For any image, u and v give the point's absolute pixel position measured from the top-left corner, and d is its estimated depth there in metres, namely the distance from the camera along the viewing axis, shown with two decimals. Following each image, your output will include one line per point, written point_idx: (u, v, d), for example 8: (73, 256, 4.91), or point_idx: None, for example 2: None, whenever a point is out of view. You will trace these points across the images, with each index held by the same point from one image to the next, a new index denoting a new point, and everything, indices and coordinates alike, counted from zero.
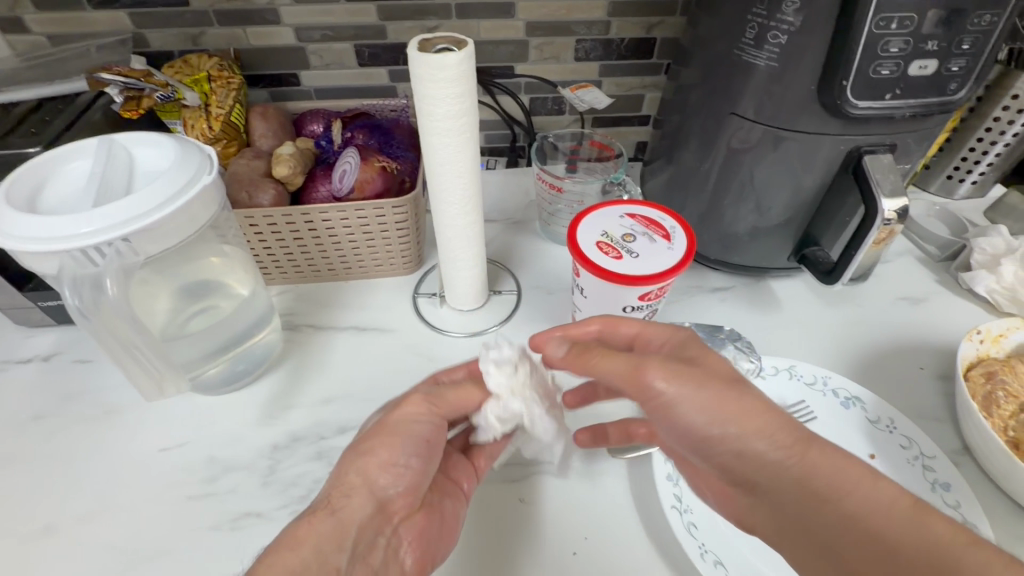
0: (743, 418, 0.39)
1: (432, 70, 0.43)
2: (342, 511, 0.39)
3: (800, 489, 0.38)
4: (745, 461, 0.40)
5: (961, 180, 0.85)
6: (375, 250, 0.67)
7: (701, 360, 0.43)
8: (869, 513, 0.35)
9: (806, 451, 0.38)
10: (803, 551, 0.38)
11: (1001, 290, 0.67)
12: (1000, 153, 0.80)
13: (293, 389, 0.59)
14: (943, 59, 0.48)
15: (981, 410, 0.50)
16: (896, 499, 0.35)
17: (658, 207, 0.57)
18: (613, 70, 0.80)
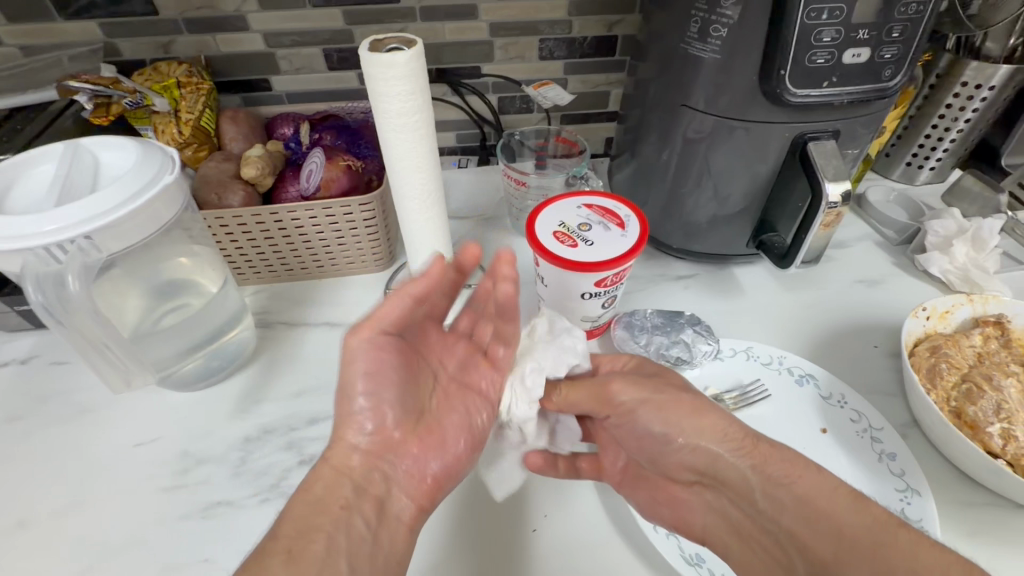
0: (699, 417, 0.47)
1: (383, 70, 0.46)
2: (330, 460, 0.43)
3: (755, 477, 0.43)
4: (697, 456, 0.46)
5: (920, 167, 0.88)
6: (346, 248, 0.69)
7: (662, 376, 0.51)
8: (813, 496, 0.40)
9: (754, 446, 0.44)
10: (759, 539, 0.43)
11: (954, 271, 0.69)
12: (954, 139, 0.83)
13: (266, 384, 0.60)
14: (875, 47, 0.50)
15: (924, 382, 0.52)
16: (837, 486, 0.40)
17: (615, 197, 0.59)
18: (578, 68, 0.82)
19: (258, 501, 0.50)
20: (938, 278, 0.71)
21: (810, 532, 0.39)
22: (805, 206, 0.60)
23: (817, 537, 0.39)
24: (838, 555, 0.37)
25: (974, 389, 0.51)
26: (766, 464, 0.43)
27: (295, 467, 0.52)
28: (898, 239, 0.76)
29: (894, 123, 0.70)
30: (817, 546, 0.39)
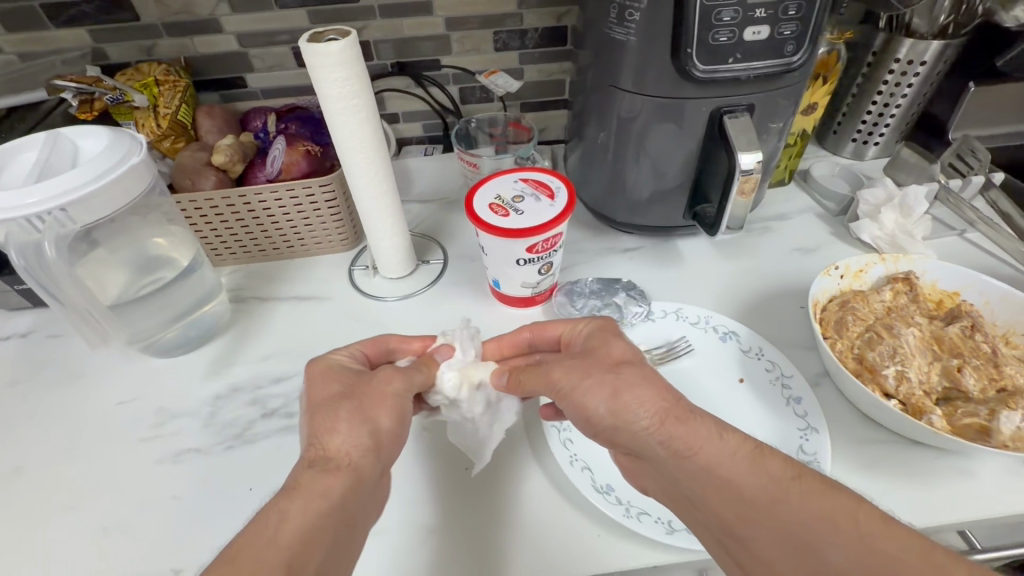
0: (614, 393, 0.45)
1: (320, 58, 0.51)
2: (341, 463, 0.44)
3: (666, 450, 0.43)
4: (620, 433, 0.45)
5: (866, 142, 0.91)
6: (313, 229, 0.75)
7: (593, 352, 0.50)
8: (722, 467, 0.41)
9: (665, 420, 0.43)
10: (686, 508, 0.44)
11: (883, 237, 0.73)
12: (894, 114, 0.86)
13: (237, 350, 0.66)
14: (773, 24, 0.55)
15: (824, 333, 0.57)
16: (740, 447, 0.41)
17: (549, 172, 0.64)
18: (532, 58, 0.87)
19: (224, 448, 0.56)
20: (869, 245, 0.74)
21: (718, 498, 0.40)
22: (727, 175, 0.64)
23: (722, 502, 0.40)
24: (740, 517, 0.39)
25: (875, 337, 0.55)
26: (674, 438, 0.42)
27: (258, 419, 0.58)
28: (837, 210, 0.80)
29: (820, 97, 0.75)
30: (724, 508, 0.40)
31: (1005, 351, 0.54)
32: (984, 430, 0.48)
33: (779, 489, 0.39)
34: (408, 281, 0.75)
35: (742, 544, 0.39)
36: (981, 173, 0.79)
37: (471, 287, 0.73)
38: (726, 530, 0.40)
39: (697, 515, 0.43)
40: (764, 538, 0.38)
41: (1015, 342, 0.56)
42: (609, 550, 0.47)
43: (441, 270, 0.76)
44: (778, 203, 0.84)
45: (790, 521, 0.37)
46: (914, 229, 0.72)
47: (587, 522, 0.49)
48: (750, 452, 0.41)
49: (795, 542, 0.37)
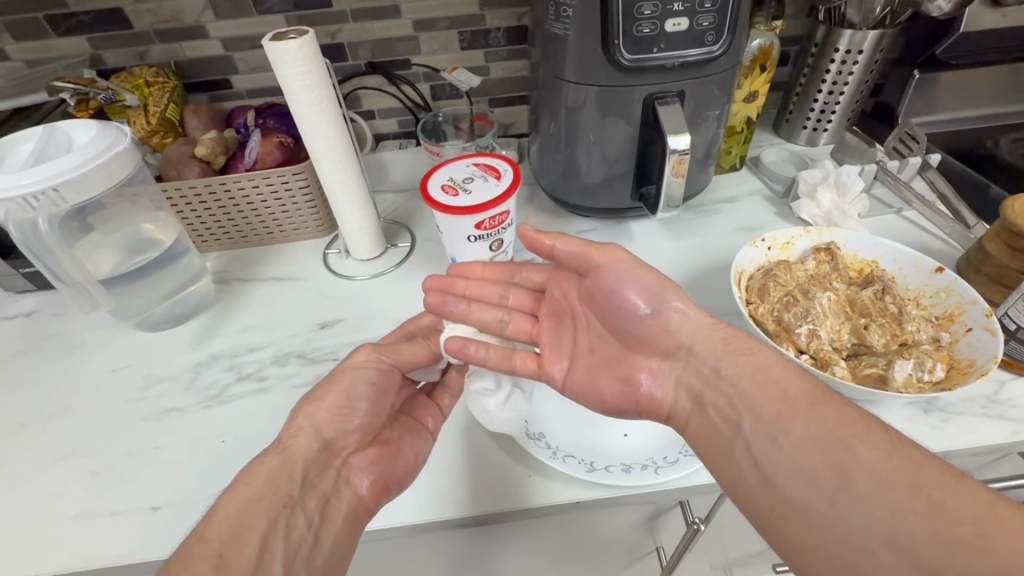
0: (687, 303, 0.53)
1: (281, 54, 0.58)
2: (290, 448, 0.48)
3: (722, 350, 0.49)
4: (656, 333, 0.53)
5: (817, 129, 0.95)
6: (290, 215, 0.81)
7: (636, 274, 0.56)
8: (767, 371, 0.46)
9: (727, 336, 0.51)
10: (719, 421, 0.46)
11: (820, 215, 0.78)
12: (840, 101, 0.91)
13: (218, 324, 0.73)
14: (692, 16, 0.61)
15: (751, 296, 0.62)
16: (789, 368, 0.46)
17: (499, 157, 0.69)
18: (496, 56, 0.93)
19: (202, 406, 0.62)
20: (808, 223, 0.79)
21: (764, 394, 0.44)
22: (662, 157, 0.69)
23: (766, 398, 0.44)
24: (780, 410, 0.43)
25: (792, 300, 0.60)
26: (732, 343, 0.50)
27: (233, 382, 0.64)
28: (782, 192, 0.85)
29: (758, 84, 0.80)
30: (764, 403, 0.44)
31: (914, 311, 0.59)
32: (882, 378, 0.53)
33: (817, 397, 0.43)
34: (377, 263, 0.81)
35: (768, 434, 0.42)
36: (918, 154, 0.83)
37: (434, 267, 0.79)
38: (758, 422, 0.43)
39: (725, 414, 0.46)
40: (796, 427, 0.41)
41: (925, 304, 0.60)
42: (535, 489, 0.52)
43: (408, 253, 0.82)
44: (728, 187, 0.89)
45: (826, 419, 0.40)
46: (848, 207, 0.77)
47: (519, 466, 0.54)
48: (801, 377, 0.45)
49: (821, 435, 0.40)
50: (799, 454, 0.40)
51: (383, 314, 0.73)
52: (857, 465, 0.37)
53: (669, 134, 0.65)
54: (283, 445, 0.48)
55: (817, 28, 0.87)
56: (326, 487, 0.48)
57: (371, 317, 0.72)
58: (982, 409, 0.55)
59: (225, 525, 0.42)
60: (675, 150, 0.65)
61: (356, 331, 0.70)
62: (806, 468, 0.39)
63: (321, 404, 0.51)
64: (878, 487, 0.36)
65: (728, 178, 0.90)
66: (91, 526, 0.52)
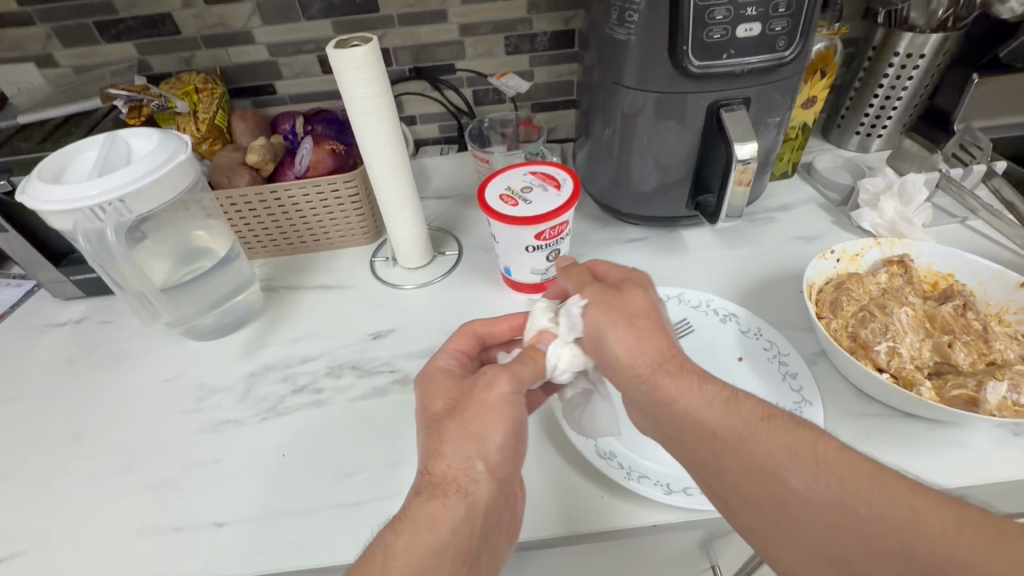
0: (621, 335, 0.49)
1: (344, 62, 0.57)
2: (471, 495, 0.43)
3: (650, 394, 0.47)
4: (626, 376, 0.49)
5: (870, 135, 0.93)
6: (337, 223, 0.80)
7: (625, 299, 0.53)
8: (695, 410, 0.44)
9: (656, 370, 0.47)
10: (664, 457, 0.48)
11: (883, 224, 0.75)
12: (896, 106, 0.88)
13: (269, 333, 0.72)
14: (765, 21, 0.59)
15: (822, 311, 0.60)
16: (716, 394, 0.45)
17: (556, 165, 0.68)
18: (542, 61, 0.91)
19: (258, 418, 0.61)
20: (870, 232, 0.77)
21: (698, 438, 0.44)
22: (725, 165, 0.67)
23: (701, 441, 0.43)
24: (714, 454, 0.43)
25: (868, 315, 0.58)
26: (661, 382, 0.46)
27: (288, 394, 0.63)
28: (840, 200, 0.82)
29: (817, 90, 0.78)
30: (698, 444, 0.44)
31: (997, 328, 0.56)
32: (971, 400, 0.50)
33: (746, 430, 0.42)
34: (425, 271, 0.80)
35: (711, 477, 0.43)
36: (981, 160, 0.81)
37: (483, 276, 0.77)
38: (700, 464, 0.44)
39: (684, 457, 0.46)
40: (731, 465, 0.42)
41: (1007, 320, 0.58)
42: (609, 511, 0.50)
43: (455, 261, 0.80)
44: (781, 195, 0.86)
45: (756, 446, 0.41)
46: (914, 217, 0.74)
47: (588, 486, 0.52)
48: (728, 401, 0.44)
49: (758, 472, 0.40)
50: (740, 487, 0.41)
51: (434, 324, 0.71)
52: (796, 493, 0.39)
53: (736, 142, 0.63)
54: (427, 489, 0.43)
55: (875, 31, 0.85)
56: (495, 535, 0.45)
57: (423, 327, 0.71)
58: None
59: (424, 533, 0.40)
60: (741, 159, 0.63)
61: (408, 342, 0.69)
62: (749, 499, 0.41)
63: (485, 440, 0.45)
64: (823, 520, 0.37)
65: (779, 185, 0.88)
66: (155, 542, 0.52)
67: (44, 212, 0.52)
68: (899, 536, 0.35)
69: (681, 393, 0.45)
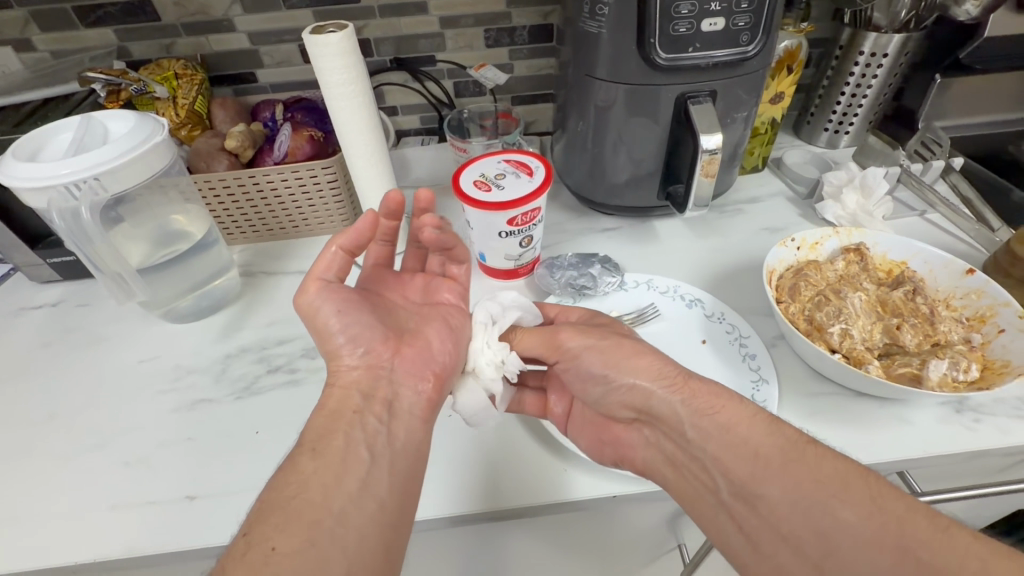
0: (635, 357, 0.54)
1: (321, 48, 0.58)
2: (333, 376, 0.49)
3: (686, 409, 0.50)
4: (635, 394, 0.54)
5: (838, 132, 0.96)
6: (316, 210, 0.81)
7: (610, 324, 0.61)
8: (735, 425, 0.47)
9: (684, 384, 0.51)
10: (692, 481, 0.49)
11: (845, 216, 0.78)
12: (862, 104, 0.91)
13: (246, 317, 0.73)
14: (728, 17, 0.61)
15: (782, 296, 0.62)
16: (757, 413, 0.48)
17: (530, 154, 0.70)
18: (521, 54, 0.93)
19: (233, 397, 0.62)
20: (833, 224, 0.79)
21: (737, 456, 0.46)
22: (692, 156, 0.70)
23: (741, 461, 0.46)
24: (751, 474, 0.45)
25: (824, 300, 0.60)
26: (695, 399, 0.50)
27: (264, 374, 0.64)
28: (806, 194, 0.85)
29: (785, 86, 0.81)
30: (739, 467, 0.46)
31: (945, 313, 0.59)
32: (916, 377, 0.53)
33: (793, 452, 0.44)
34: None
35: (750, 502, 0.45)
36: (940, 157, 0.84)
37: None
38: (733, 484, 0.46)
39: (706, 478, 0.48)
40: (773, 486, 0.44)
41: (954, 305, 0.61)
42: (571, 484, 0.52)
43: None
44: (751, 188, 0.89)
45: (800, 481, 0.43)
46: (875, 209, 0.77)
47: (552, 460, 0.54)
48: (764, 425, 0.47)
49: (801, 497, 0.42)
50: (781, 519, 0.43)
51: None
52: (839, 526, 0.40)
53: (702, 133, 0.65)
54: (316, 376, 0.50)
55: (842, 31, 0.88)
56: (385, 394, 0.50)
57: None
58: (1013, 410, 0.55)
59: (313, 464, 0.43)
60: (707, 149, 0.66)
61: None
62: (793, 525, 0.43)
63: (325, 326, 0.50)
64: (868, 557, 0.39)
65: (750, 179, 0.91)
66: (128, 516, 0.52)
67: (19, 190, 0.52)
68: (931, 546, 0.37)
69: (719, 410, 0.49)
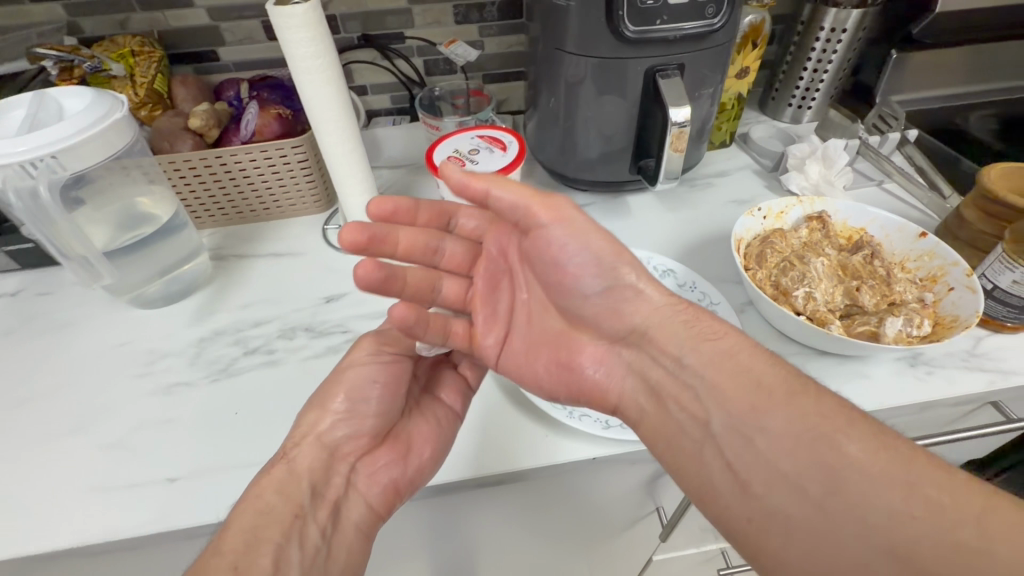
0: (644, 274, 0.50)
1: (285, 19, 0.57)
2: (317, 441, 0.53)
3: (687, 329, 0.48)
4: (640, 316, 0.50)
5: (801, 107, 0.99)
6: (287, 190, 0.79)
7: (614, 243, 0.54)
8: (744, 357, 0.44)
9: (698, 315, 0.49)
10: (681, 434, 0.45)
11: (808, 187, 0.81)
12: (823, 79, 0.94)
13: (219, 300, 0.71)
14: None
15: (750, 263, 0.65)
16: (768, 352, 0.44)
17: (503, 128, 0.70)
18: (490, 31, 0.93)
19: (210, 380, 0.62)
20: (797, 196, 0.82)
21: (734, 385, 0.42)
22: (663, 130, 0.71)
23: (740, 389, 0.42)
24: (755, 405, 0.41)
25: (789, 265, 0.63)
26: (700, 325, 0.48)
27: (241, 356, 0.63)
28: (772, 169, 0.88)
29: (751, 61, 0.83)
30: (739, 398, 0.42)
31: (900, 274, 0.62)
32: (874, 335, 0.56)
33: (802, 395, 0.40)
34: None
35: (744, 438, 0.40)
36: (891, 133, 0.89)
37: None
38: (732, 419, 0.42)
39: (697, 408, 0.44)
40: (775, 418, 0.40)
41: (909, 267, 0.64)
42: (552, 447, 0.54)
43: None
44: (720, 162, 0.91)
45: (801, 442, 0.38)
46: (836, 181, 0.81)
47: (533, 426, 0.56)
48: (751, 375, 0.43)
49: (806, 433, 0.38)
50: (780, 458, 0.39)
51: None
52: (848, 470, 0.36)
53: (671, 106, 0.67)
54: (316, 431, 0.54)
55: (804, 7, 0.90)
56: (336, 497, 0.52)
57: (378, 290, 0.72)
58: (962, 362, 0.59)
59: (241, 537, 0.45)
60: (676, 122, 0.67)
61: (364, 304, 0.70)
62: (798, 469, 0.38)
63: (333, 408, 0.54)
64: (877, 496, 0.35)
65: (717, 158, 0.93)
66: (106, 501, 0.52)
67: None
68: (951, 496, 0.34)
69: (724, 341, 0.46)
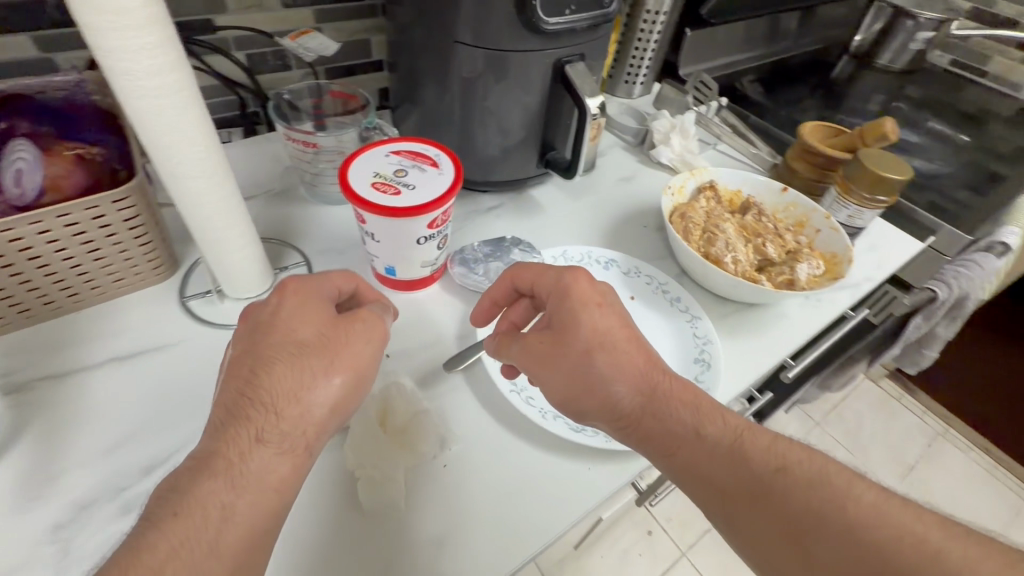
0: (626, 368, 0.48)
1: (108, 17, 0.36)
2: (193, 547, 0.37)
3: (674, 423, 0.46)
4: (635, 402, 0.48)
5: (634, 83, 1.08)
6: (107, 264, 0.54)
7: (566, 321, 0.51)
8: (719, 444, 0.44)
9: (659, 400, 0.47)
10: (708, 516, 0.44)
11: (676, 158, 0.91)
12: (650, 57, 1.05)
13: (53, 457, 0.46)
14: None
15: (681, 237, 0.70)
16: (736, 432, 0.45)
17: (418, 140, 0.60)
18: (330, 15, 0.76)
19: None
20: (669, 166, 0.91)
21: (716, 479, 0.43)
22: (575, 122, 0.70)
23: (723, 483, 0.43)
24: (750, 493, 0.42)
25: (711, 235, 0.70)
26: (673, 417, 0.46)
27: None
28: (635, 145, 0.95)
29: None
30: (737, 501, 0.42)
31: (781, 225, 0.75)
32: (791, 281, 0.67)
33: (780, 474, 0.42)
34: (270, 298, 0.62)
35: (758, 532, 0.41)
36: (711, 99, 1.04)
37: None
38: (738, 512, 0.42)
39: (711, 502, 0.43)
40: (767, 510, 0.41)
41: (782, 217, 0.78)
42: (599, 480, 0.51)
43: (308, 273, 0.65)
44: None
45: (809, 497, 0.40)
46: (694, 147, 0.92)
47: (568, 467, 0.52)
48: (722, 441, 0.45)
49: (808, 510, 0.40)
50: (792, 552, 0.39)
51: None
52: (851, 531, 0.38)
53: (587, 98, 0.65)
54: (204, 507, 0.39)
55: None
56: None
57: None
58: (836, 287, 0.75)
59: None
60: (593, 114, 0.66)
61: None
62: (803, 552, 0.39)
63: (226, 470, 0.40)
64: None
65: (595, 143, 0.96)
66: None
67: None
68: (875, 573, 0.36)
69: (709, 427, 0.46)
